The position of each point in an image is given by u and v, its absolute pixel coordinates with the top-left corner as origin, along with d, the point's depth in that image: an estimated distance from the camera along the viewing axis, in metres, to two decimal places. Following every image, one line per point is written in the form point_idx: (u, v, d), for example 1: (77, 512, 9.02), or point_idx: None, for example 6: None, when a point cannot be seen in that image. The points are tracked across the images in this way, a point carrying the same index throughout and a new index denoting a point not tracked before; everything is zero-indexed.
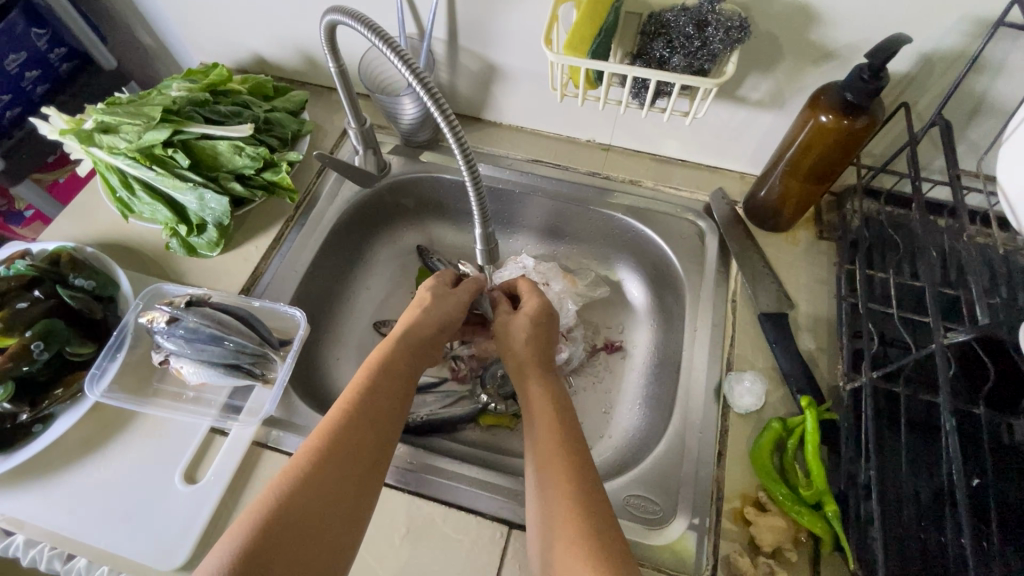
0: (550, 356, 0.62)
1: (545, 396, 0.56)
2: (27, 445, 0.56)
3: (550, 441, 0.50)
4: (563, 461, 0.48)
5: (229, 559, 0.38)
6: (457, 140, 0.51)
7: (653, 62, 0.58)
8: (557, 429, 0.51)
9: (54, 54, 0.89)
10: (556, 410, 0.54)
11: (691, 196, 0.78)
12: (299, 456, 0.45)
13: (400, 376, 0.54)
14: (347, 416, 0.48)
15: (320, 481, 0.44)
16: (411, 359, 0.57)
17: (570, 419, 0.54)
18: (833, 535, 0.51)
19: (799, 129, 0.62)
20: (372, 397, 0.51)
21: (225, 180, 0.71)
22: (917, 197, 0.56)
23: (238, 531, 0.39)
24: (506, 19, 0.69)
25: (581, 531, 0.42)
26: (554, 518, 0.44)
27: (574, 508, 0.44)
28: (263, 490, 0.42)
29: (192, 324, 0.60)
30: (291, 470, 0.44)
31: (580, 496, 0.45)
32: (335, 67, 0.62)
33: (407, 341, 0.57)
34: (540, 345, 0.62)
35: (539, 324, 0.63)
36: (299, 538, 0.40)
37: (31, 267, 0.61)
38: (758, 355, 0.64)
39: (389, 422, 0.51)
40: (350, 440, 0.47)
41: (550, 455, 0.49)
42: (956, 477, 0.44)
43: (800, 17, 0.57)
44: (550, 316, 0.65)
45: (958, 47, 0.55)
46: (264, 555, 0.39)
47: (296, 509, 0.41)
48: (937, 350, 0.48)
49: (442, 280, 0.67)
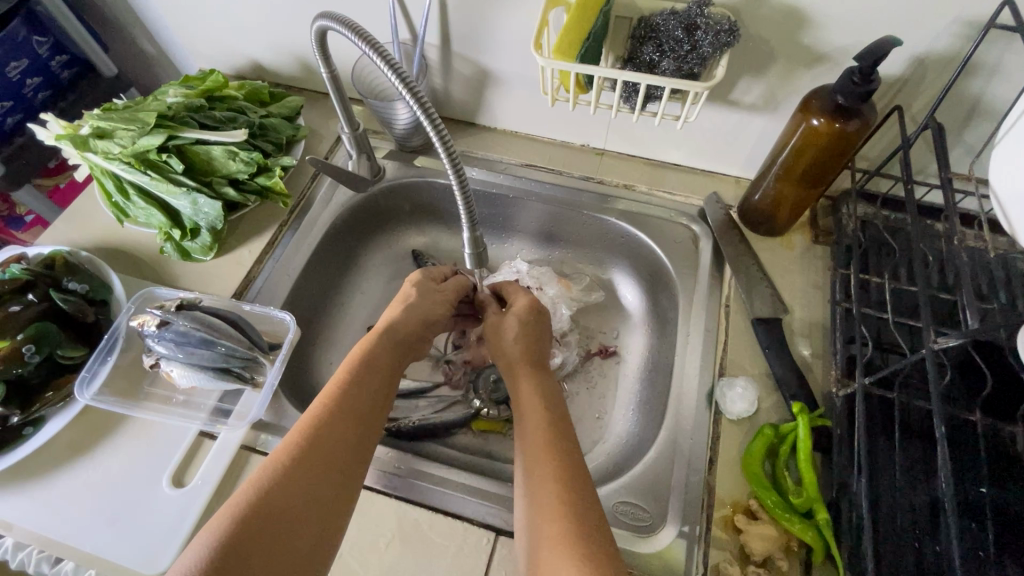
0: (541, 354, 0.62)
1: (534, 394, 0.55)
2: (17, 448, 0.57)
3: (537, 439, 0.50)
4: (549, 459, 0.48)
5: (207, 553, 0.37)
6: (444, 145, 0.51)
7: (643, 66, 0.58)
8: (544, 427, 0.51)
9: (55, 62, 0.91)
10: (544, 407, 0.54)
11: (686, 201, 0.78)
12: (279, 451, 0.45)
13: (382, 371, 0.54)
14: (329, 412, 0.48)
15: (299, 476, 0.43)
16: (394, 355, 0.57)
17: (559, 415, 0.53)
18: (824, 543, 0.50)
19: (791, 133, 0.62)
20: (354, 393, 0.51)
21: (219, 185, 0.71)
22: (910, 200, 0.55)
23: (215, 526, 0.39)
24: (498, 24, 0.69)
25: (564, 528, 0.42)
26: (540, 515, 0.44)
27: (559, 504, 0.44)
28: (242, 486, 0.42)
29: (182, 328, 0.61)
30: (271, 465, 0.44)
31: (564, 492, 0.45)
32: (326, 73, 0.62)
33: (389, 338, 0.57)
34: (531, 343, 0.62)
35: (529, 320, 0.63)
36: (278, 533, 0.40)
37: (25, 271, 0.61)
38: (751, 361, 0.63)
39: (371, 417, 0.51)
40: (331, 435, 0.47)
41: (536, 453, 0.49)
42: (948, 485, 0.43)
43: (791, 20, 0.57)
44: (539, 314, 0.65)
45: (951, 50, 0.55)
46: (241, 549, 0.38)
47: (275, 503, 0.41)
48: (929, 356, 0.47)
49: (430, 278, 0.67)
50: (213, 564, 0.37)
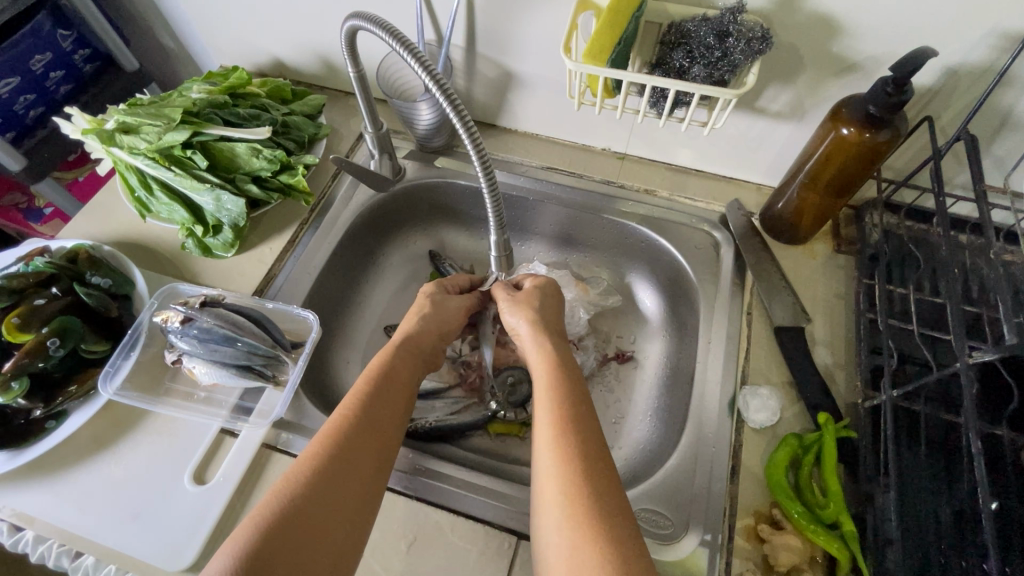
0: (561, 325, 0.62)
1: (547, 367, 0.54)
2: (39, 441, 0.57)
3: (558, 411, 0.49)
4: (567, 433, 0.46)
5: (234, 562, 0.37)
6: (474, 146, 0.52)
7: (672, 71, 0.58)
8: (565, 402, 0.50)
9: (78, 55, 0.92)
10: (568, 380, 0.52)
11: (707, 207, 0.77)
12: (300, 461, 0.45)
13: (400, 382, 0.55)
14: (349, 420, 0.49)
15: (322, 485, 0.43)
16: (411, 368, 0.57)
17: (579, 390, 0.52)
18: (849, 556, 0.49)
19: (818, 142, 0.62)
20: (374, 403, 0.51)
21: (242, 182, 0.71)
22: (942, 212, 0.55)
23: (242, 536, 0.39)
24: (525, 26, 0.69)
25: (587, 511, 0.41)
26: (555, 493, 0.43)
27: (582, 485, 0.42)
28: (266, 497, 0.42)
29: (207, 325, 0.61)
30: (293, 475, 0.44)
31: (589, 473, 0.43)
32: (355, 72, 0.62)
33: (407, 351, 0.58)
34: (552, 314, 0.63)
35: (546, 294, 0.64)
36: (304, 539, 0.40)
37: (49, 264, 0.62)
38: (773, 370, 0.63)
39: (390, 427, 0.51)
40: (352, 444, 0.47)
41: (555, 425, 0.47)
42: (983, 499, 0.42)
43: (823, 29, 0.57)
44: (556, 293, 0.66)
45: (985, 63, 0.54)
46: (267, 558, 0.38)
47: (298, 510, 0.41)
48: (962, 369, 0.47)
49: (439, 284, 0.68)
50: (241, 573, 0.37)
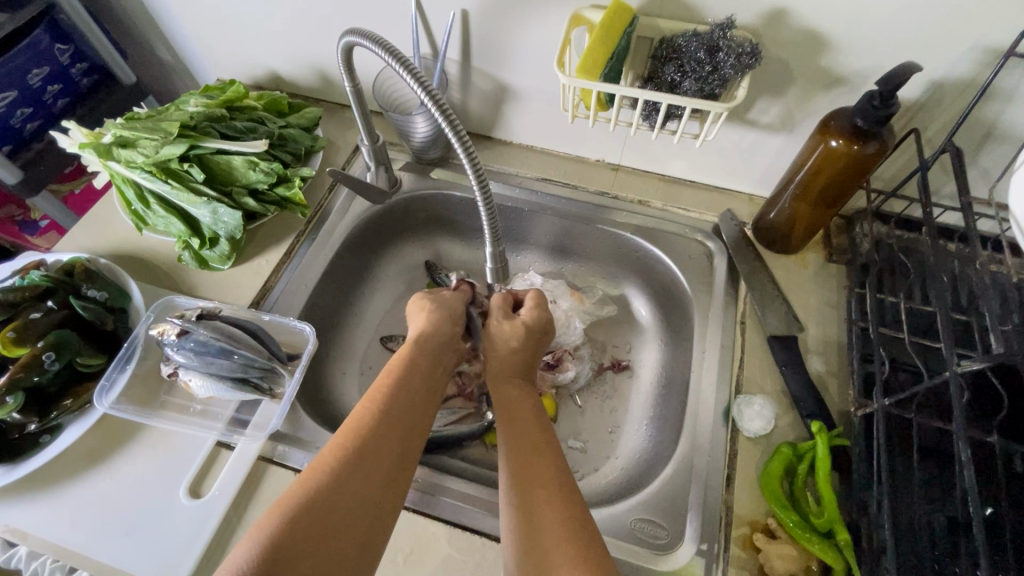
0: (533, 362, 0.63)
1: (519, 403, 0.55)
2: (35, 455, 0.57)
3: (527, 443, 0.51)
4: (548, 464, 0.48)
5: (257, 554, 0.38)
6: (468, 158, 0.52)
7: (664, 85, 0.59)
8: (540, 437, 0.51)
9: (76, 69, 0.92)
10: (533, 411, 0.55)
11: (700, 217, 0.78)
12: (324, 455, 0.45)
13: (422, 376, 0.55)
14: (373, 414, 0.49)
15: (345, 478, 0.44)
16: (433, 362, 0.57)
17: (546, 422, 0.54)
18: (844, 564, 0.50)
19: (809, 153, 0.62)
20: (397, 399, 0.51)
21: (239, 195, 0.72)
22: (929, 223, 0.55)
23: (267, 526, 0.39)
24: (519, 40, 0.70)
25: (570, 534, 0.42)
26: (538, 518, 0.44)
27: (564, 511, 0.44)
28: (289, 488, 0.42)
29: (203, 337, 0.61)
30: (318, 467, 0.44)
31: (567, 499, 0.45)
32: (350, 86, 0.62)
33: (428, 345, 0.58)
34: (529, 348, 0.62)
35: (535, 334, 0.63)
36: (325, 534, 0.40)
37: (46, 278, 0.62)
38: (767, 379, 0.63)
39: (415, 421, 0.51)
40: (376, 437, 0.47)
41: (536, 460, 0.49)
42: (974, 507, 0.43)
43: (811, 44, 0.58)
44: (546, 333, 0.65)
45: (969, 76, 0.56)
46: (292, 552, 0.39)
47: (322, 504, 0.42)
48: (951, 378, 0.47)
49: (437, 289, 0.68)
50: (263, 568, 0.37)
